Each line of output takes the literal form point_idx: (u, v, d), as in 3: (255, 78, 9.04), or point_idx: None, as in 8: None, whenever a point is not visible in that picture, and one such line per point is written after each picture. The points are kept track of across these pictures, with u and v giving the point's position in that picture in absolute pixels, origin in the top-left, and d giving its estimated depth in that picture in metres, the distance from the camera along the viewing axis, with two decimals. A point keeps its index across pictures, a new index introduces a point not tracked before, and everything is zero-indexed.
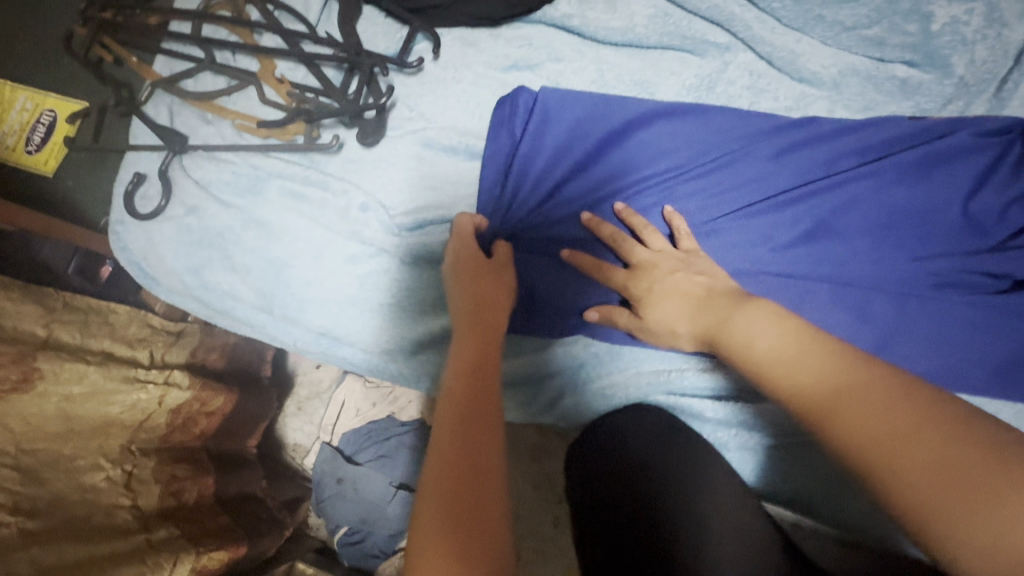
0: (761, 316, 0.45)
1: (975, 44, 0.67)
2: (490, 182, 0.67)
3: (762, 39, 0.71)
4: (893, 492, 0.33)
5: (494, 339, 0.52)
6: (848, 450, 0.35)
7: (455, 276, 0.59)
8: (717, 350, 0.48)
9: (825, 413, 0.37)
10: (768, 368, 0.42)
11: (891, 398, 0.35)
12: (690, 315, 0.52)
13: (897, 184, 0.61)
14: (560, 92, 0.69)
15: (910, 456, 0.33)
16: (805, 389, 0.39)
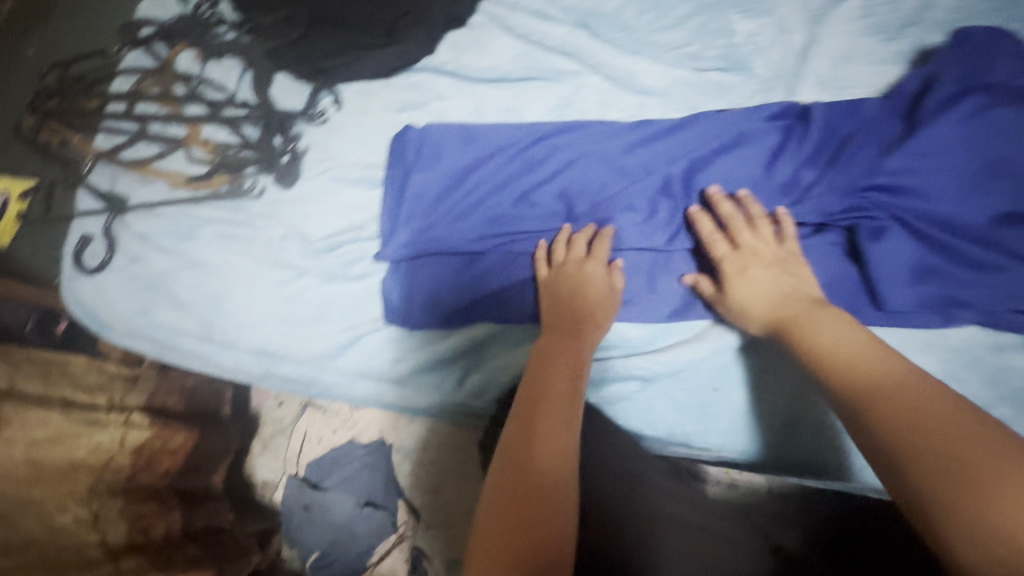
0: (819, 324, 0.58)
1: (770, 49, 0.84)
2: (390, 209, 0.79)
3: (605, 64, 0.88)
4: (910, 463, 0.41)
5: (564, 354, 0.63)
6: (885, 428, 0.44)
7: (556, 301, 0.69)
8: (785, 333, 0.60)
9: (871, 400, 0.47)
10: (837, 358, 0.53)
11: (927, 399, 0.44)
12: (778, 301, 0.64)
13: (717, 164, 0.75)
14: (440, 127, 0.82)
15: (931, 443, 0.41)
16: (873, 379, 0.49)
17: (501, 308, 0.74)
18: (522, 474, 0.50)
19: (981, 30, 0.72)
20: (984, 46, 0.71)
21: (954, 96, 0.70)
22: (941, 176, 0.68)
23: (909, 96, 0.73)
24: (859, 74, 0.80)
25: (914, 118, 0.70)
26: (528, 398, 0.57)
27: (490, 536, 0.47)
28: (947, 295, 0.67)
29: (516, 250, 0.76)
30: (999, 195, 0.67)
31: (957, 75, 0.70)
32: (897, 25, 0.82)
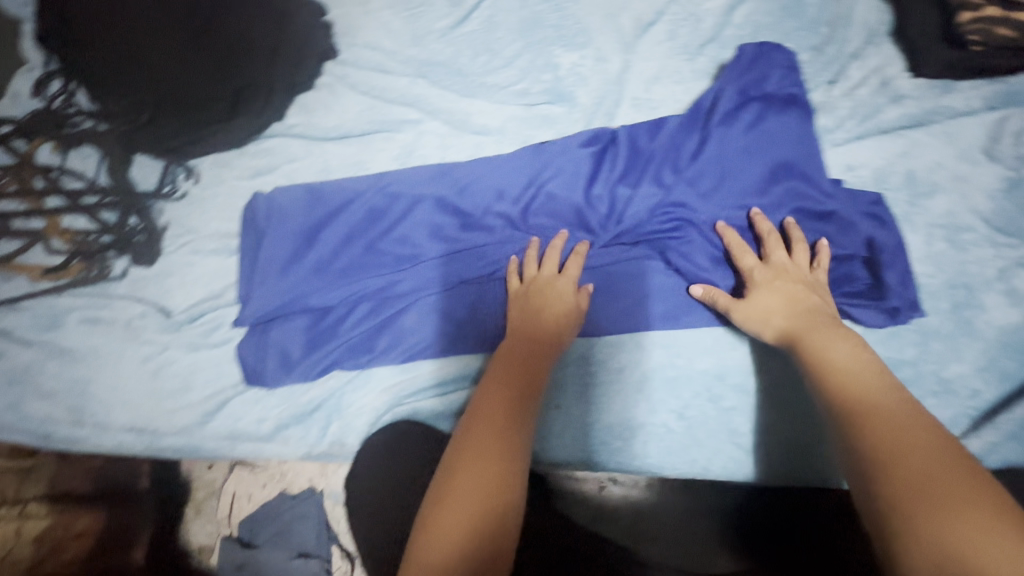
0: (832, 340, 0.59)
1: (589, 78, 0.91)
2: (245, 275, 0.82)
3: (443, 109, 0.93)
4: (889, 473, 0.45)
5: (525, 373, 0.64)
6: (864, 441, 0.48)
7: (528, 312, 0.72)
8: (795, 347, 0.62)
9: (864, 411, 0.50)
10: (832, 370, 0.56)
11: (913, 422, 0.48)
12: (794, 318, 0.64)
13: (542, 192, 0.79)
14: (287, 191, 0.87)
15: (914, 461, 0.45)
16: (860, 394, 0.52)
17: (354, 357, 0.78)
18: (497, 467, 0.54)
19: (753, 46, 0.80)
20: (756, 62, 0.79)
21: (734, 109, 0.77)
22: (734, 182, 0.75)
23: (705, 107, 0.79)
24: (668, 93, 0.87)
25: (706, 132, 0.77)
26: (496, 405, 0.60)
27: (451, 514, 0.52)
28: None
29: (364, 298, 0.79)
30: (787, 191, 0.74)
31: (736, 89, 0.78)
32: (698, 44, 0.89)
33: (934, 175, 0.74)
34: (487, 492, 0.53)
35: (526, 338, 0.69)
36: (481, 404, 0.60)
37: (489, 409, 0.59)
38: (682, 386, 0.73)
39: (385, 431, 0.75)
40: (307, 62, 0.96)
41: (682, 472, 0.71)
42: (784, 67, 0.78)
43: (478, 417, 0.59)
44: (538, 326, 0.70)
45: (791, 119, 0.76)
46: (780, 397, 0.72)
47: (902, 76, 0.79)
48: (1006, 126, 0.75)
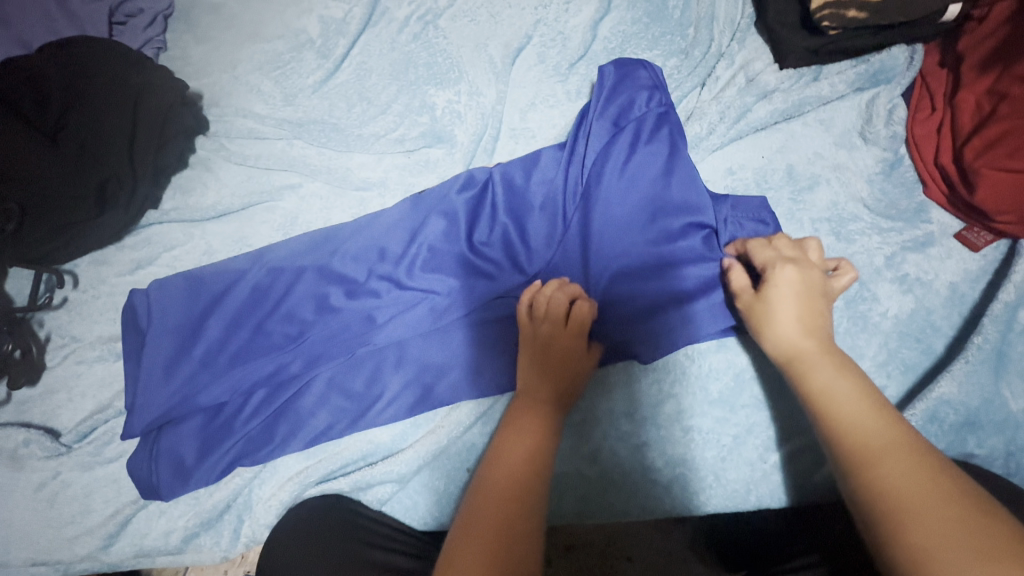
0: (825, 362, 0.54)
1: (466, 114, 0.88)
2: (129, 384, 0.77)
3: (321, 169, 0.89)
4: (910, 536, 0.39)
5: (536, 435, 0.56)
6: (871, 496, 0.43)
7: (540, 348, 0.63)
8: (803, 365, 0.55)
9: (866, 458, 0.45)
10: (828, 404, 0.50)
11: (919, 468, 0.43)
12: (794, 334, 0.56)
13: (423, 246, 0.76)
14: (164, 283, 0.82)
15: (934, 517, 0.39)
16: (857, 437, 0.47)
17: (256, 450, 0.73)
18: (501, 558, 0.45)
19: (619, 70, 0.76)
20: (623, 86, 0.75)
21: (609, 143, 0.73)
22: (619, 216, 0.71)
23: (580, 144, 0.74)
24: (544, 119, 0.85)
25: (583, 171, 0.73)
26: (508, 478, 0.52)
27: None
28: (668, 323, 0.68)
29: (256, 388, 0.75)
30: (675, 218, 0.69)
31: (606, 119, 0.74)
32: (569, 63, 0.87)
33: (815, 166, 0.72)
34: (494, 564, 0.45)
35: (540, 382, 0.61)
36: (498, 457, 0.54)
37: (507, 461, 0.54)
38: (589, 430, 0.68)
39: (284, 520, 0.68)
40: (173, 142, 0.92)
41: (650, 505, 0.64)
42: (652, 88, 0.74)
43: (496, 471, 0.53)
44: (556, 368, 0.62)
45: (668, 142, 0.72)
46: (691, 424, 0.66)
47: (766, 71, 0.79)
48: (876, 105, 0.74)
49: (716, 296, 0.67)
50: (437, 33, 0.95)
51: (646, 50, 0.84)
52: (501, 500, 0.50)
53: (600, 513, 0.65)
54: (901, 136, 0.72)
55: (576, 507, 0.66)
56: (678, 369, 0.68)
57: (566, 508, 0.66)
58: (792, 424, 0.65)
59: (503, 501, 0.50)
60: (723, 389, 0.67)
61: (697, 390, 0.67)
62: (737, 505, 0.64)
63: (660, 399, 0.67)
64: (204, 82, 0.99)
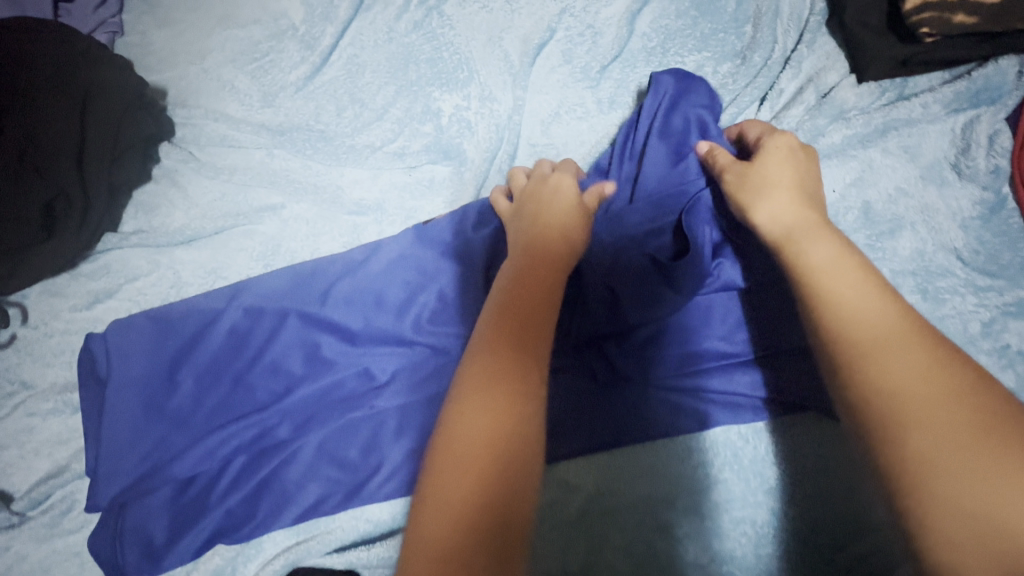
0: (822, 238, 0.48)
1: (477, 124, 0.74)
2: (91, 445, 0.67)
3: (307, 187, 0.77)
4: (909, 441, 0.36)
5: (534, 287, 0.50)
6: (873, 398, 0.39)
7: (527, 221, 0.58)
8: (784, 242, 0.50)
9: (862, 353, 0.41)
10: (822, 290, 0.45)
11: (920, 361, 0.39)
12: (782, 213, 0.51)
13: (431, 292, 0.66)
14: (127, 324, 0.70)
15: (935, 419, 0.36)
16: (854, 325, 0.42)
17: (239, 524, 0.64)
18: (482, 420, 0.41)
19: (678, 85, 0.65)
20: (680, 111, 0.64)
21: (671, 171, 0.62)
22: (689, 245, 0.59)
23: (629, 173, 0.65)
24: (570, 133, 0.72)
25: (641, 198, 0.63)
26: (500, 332, 0.46)
27: (438, 496, 0.39)
28: (712, 396, 0.59)
29: (236, 454, 0.65)
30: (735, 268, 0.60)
31: (659, 148, 0.63)
32: (600, 66, 0.74)
33: (898, 206, 0.60)
34: (486, 442, 0.40)
35: (534, 246, 0.54)
36: (464, 384, 0.44)
37: (472, 386, 0.43)
38: (621, 517, 0.58)
39: None
40: (131, 151, 0.78)
41: None
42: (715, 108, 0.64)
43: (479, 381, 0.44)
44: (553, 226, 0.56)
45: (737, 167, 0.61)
46: (741, 513, 0.56)
47: (843, 84, 0.66)
48: (974, 131, 0.61)
49: (758, 373, 0.59)
50: (443, 22, 0.81)
51: (692, 51, 0.71)
52: (480, 362, 0.45)
53: None
54: (1005, 171, 0.60)
55: None
56: (728, 450, 0.58)
57: None
58: (859, 520, 0.54)
59: (480, 363, 0.44)
60: (782, 476, 0.57)
61: (750, 476, 0.57)
62: None
63: (705, 484, 0.57)
64: (170, 75, 0.85)
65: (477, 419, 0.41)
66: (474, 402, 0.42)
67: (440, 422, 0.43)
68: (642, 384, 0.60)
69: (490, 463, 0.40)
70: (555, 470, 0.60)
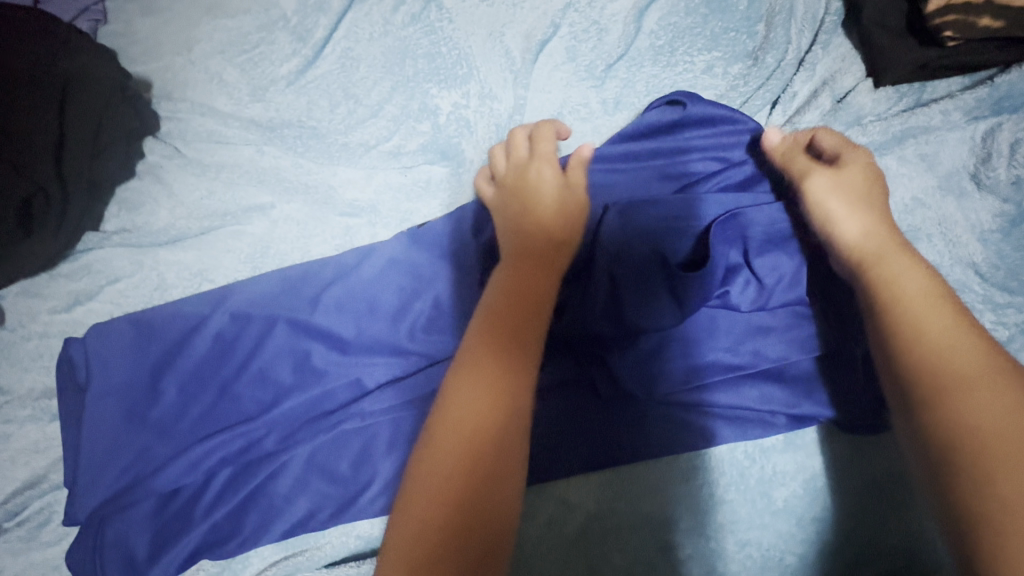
0: (909, 266, 0.49)
1: (476, 123, 0.71)
2: (70, 455, 0.64)
3: (298, 187, 0.74)
4: (995, 479, 0.37)
5: (530, 277, 0.52)
6: (955, 434, 0.40)
7: (513, 206, 0.59)
8: (863, 264, 0.51)
9: (948, 389, 0.42)
10: (911, 321, 0.46)
11: (1007, 402, 0.40)
12: (866, 231, 0.52)
13: (427, 299, 0.63)
14: (108, 328, 0.67)
15: (1016, 465, 0.37)
16: (944, 360, 0.43)
17: (228, 538, 0.61)
18: (468, 411, 0.45)
19: (696, 105, 0.62)
20: (653, 122, 0.63)
21: (656, 184, 0.62)
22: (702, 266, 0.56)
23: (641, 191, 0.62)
24: (573, 134, 0.69)
25: (650, 219, 0.59)
26: (497, 324, 0.49)
27: (426, 483, 0.43)
28: (717, 412, 0.57)
29: (222, 466, 0.62)
30: (744, 288, 0.57)
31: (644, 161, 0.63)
32: (606, 65, 0.71)
33: (915, 217, 0.58)
34: (472, 434, 0.44)
35: (528, 234, 0.55)
36: (457, 371, 0.48)
37: (466, 374, 0.47)
38: (623, 536, 0.56)
39: None
40: (113, 147, 0.75)
41: None
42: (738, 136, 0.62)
43: (470, 376, 0.47)
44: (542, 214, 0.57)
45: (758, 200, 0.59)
46: (747, 536, 0.54)
47: (859, 89, 0.63)
48: (995, 139, 0.59)
49: (767, 387, 0.56)
50: (441, 15, 0.77)
51: (702, 50, 0.68)
52: (474, 357, 0.48)
53: None
54: None
55: None
56: (735, 470, 0.56)
57: None
58: (869, 539, 0.53)
59: (475, 357, 0.48)
60: (789, 498, 0.55)
61: (756, 497, 0.55)
62: None
63: (710, 506, 0.55)
64: (155, 66, 0.81)
65: (467, 412, 0.45)
66: (465, 393, 0.46)
67: (436, 406, 0.47)
68: (643, 398, 0.57)
69: (473, 454, 0.44)
70: (553, 488, 0.58)
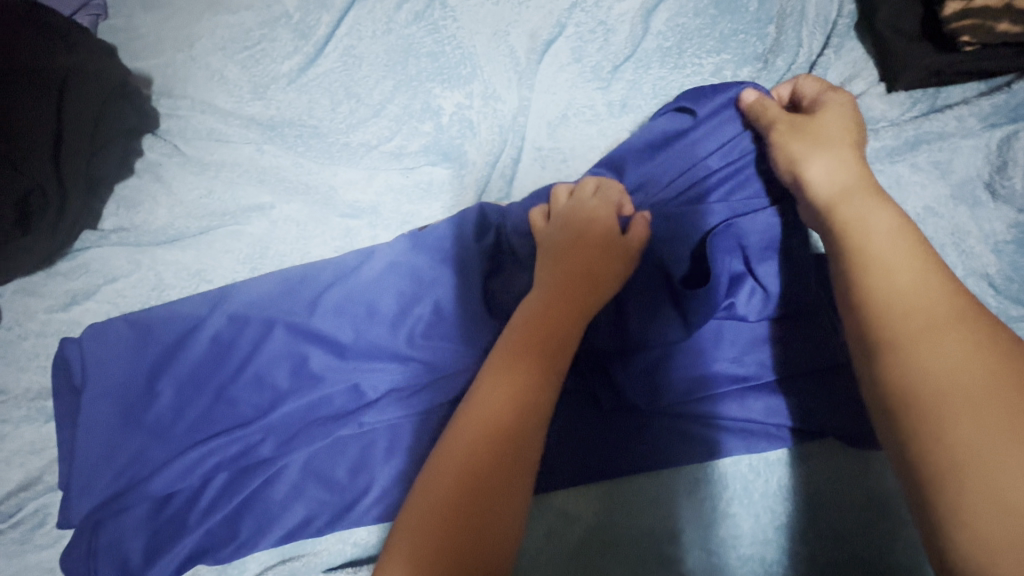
0: (876, 212, 0.47)
1: (479, 124, 0.70)
2: (65, 456, 0.63)
3: (298, 187, 0.73)
4: (946, 427, 0.35)
5: (569, 306, 0.52)
6: (905, 378, 0.38)
7: (571, 243, 0.56)
8: (830, 213, 0.49)
9: (902, 337, 0.40)
10: (871, 272, 0.44)
11: (963, 347, 0.38)
12: (840, 172, 0.50)
13: (427, 304, 0.62)
14: (105, 329, 0.67)
15: (970, 411, 0.35)
16: (897, 307, 0.41)
17: (222, 543, 0.60)
18: (496, 410, 0.46)
19: (699, 105, 0.60)
20: (659, 124, 0.62)
21: (664, 186, 0.60)
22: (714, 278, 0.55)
23: (650, 195, 0.60)
24: (578, 137, 0.67)
25: (656, 225, 0.57)
26: (533, 338, 0.49)
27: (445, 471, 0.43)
28: (720, 424, 0.56)
29: (217, 471, 0.61)
30: (750, 298, 0.56)
31: (649, 164, 0.61)
32: (612, 66, 0.69)
33: (927, 227, 0.56)
34: (495, 432, 0.44)
35: (580, 269, 0.54)
36: (489, 373, 0.48)
37: (498, 378, 0.48)
38: (622, 550, 0.54)
39: None
40: (112, 143, 0.74)
41: None
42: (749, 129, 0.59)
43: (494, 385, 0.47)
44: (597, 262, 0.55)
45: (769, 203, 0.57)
46: (751, 552, 0.53)
47: (869, 93, 0.62)
48: (1011, 148, 0.57)
49: (773, 399, 0.55)
50: (445, 14, 0.76)
51: (710, 53, 0.67)
52: (506, 364, 0.48)
53: None
54: None
55: None
56: (740, 484, 0.54)
57: None
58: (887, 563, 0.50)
59: (507, 364, 0.48)
60: (792, 513, 0.53)
61: (761, 512, 0.54)
62: None
63: (713, 520, 0.54)
64: (155, 63, 0.80)
65: (494, 410, 0.46)
66: (491, 389, 0.47)
67: (465, 400, 0.48)
68: (646, 409, 0.56)
69: (494, 452, 0.44)
70: (553, 500, 0.57)
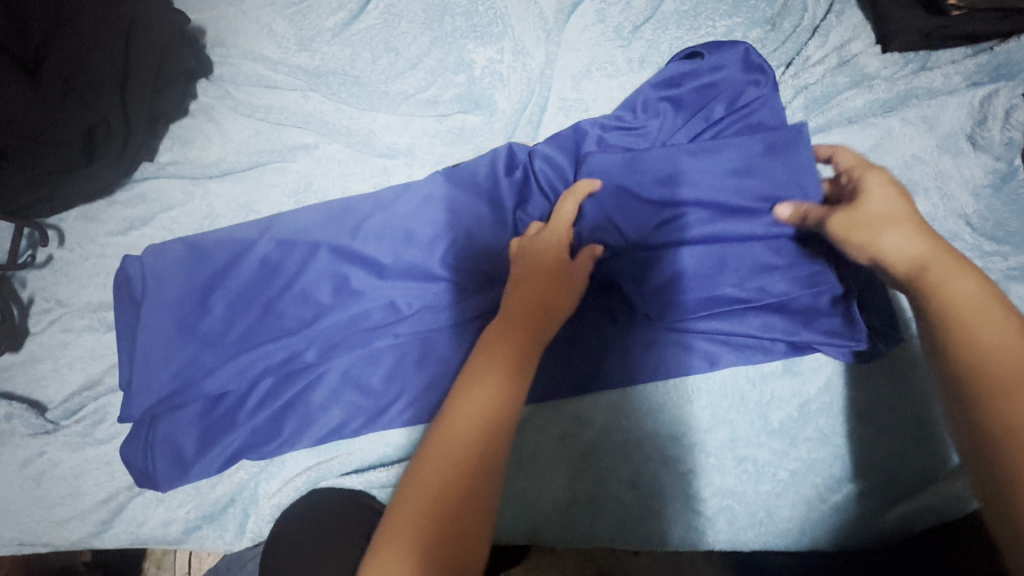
0: (953, 271, 0.45)
1: (509, 77, 0.77)
2: (127, 358, 0.70)
3: (339, 130, 0.79)
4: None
5: (532, 336, 0.49)
6: (999, 430, 0.36)
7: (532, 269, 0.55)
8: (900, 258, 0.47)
9: (992, 389, 0.38)
10: (954, 314, 0.42)
11: None
12: (903, 241, 0.47)
13: (458, 231, 0.68)
14: (162, 249, 0.73)
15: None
16: (993, 357, 0.39)
17: (265, 442, 0.67)
18: (472, 426, 0.42)
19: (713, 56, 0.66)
20: (676, 69, 0.67)
21: (679, 127, 0.66)
22: (719, 204, 0.62)
23: (664, 135, 0.66)
24: (600, 90, 0.74)
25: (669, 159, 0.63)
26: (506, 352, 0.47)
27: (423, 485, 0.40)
28: (721, 339, 0.63)
29: (264, 376, 0.67)
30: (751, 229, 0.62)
31: (665, 104, 0.67)
32: (633, 27, 0.76)
33: (914, 172, 0.62)
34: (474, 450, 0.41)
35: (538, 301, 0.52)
36: (465, 379, 0.45)
37: (473, 388, 0.44)
38: (629, 450, 0.61)
39: (294, 507, 0.64)
40: (171, 85, 0.80)
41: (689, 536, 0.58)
42: (757, 79, 0.65)
43: (462, 395, 0.44)
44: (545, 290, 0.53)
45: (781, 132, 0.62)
46: (744, 453, 0.60)
47: (866, 52, 0.69)
48: (992, 104, 0.64)
49: (768, 315, 0.61)
50: None
51: (724, 16, 0.73)
52: (481, 376, 0.45)
53: (627, 534, 0.59)
54: (1019, 143, 0.62)
55: (597, 521, 0.60)
56: (736, 394, 0.61)
57: (590, 524, 0.60)
58: (862, 462, 0.58)
59: (479, 375, 0.45)
60: (785, 419, 0.60)
61: (755, 418, 0.61)
62: (784, 539, 0.58)
63: (711, 425, 0.61)
64: (208, 15, 0.87)
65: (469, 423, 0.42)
66: (465, 398, 0.44)
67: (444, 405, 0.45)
68: (655, 325, 0.63)
69: (469, 473, 0.41)
70: (570, 406, 0.63)
